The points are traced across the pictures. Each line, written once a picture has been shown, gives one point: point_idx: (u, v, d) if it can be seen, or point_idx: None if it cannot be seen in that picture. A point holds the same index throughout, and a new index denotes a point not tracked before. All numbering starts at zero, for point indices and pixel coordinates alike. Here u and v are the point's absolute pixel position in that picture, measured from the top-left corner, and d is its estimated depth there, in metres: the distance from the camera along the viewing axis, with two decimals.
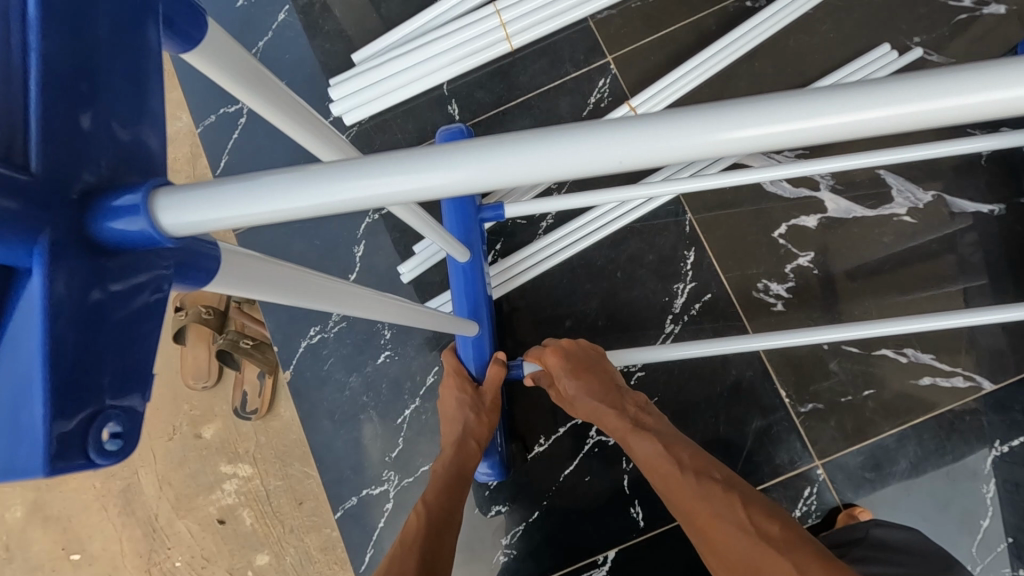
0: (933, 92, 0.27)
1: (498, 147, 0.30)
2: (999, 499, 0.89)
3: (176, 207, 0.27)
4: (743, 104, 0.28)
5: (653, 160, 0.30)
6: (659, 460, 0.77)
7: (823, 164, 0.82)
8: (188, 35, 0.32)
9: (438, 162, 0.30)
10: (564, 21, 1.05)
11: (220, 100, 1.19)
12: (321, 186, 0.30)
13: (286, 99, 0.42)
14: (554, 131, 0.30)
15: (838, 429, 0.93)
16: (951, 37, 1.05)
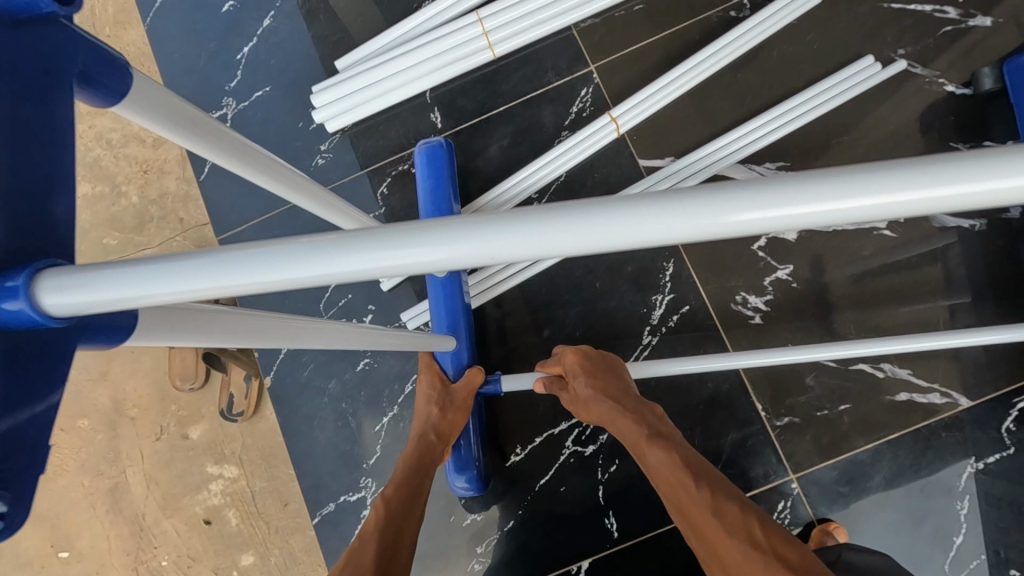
0: (908, 187, 0.32)
1: (485, 228, 0.35)
2: (972, 516, 0.90)
3: (61, 289, 0.31)
4: (733, 192, 0.34)
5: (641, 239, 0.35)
6: (670, 472, 0.72)
7: None
8: (111, 87, 0.39)
9: (421, 244, 0.35)
10: (546, 30, 1.05)
11: (203, 104, 1.15)
12: (328, 259, 0.36)
13: (219, 136, 0.48)
14: (549, 212, 0.35)
15: (813, 443, 0.93)
16: (936, 50, 1.04)
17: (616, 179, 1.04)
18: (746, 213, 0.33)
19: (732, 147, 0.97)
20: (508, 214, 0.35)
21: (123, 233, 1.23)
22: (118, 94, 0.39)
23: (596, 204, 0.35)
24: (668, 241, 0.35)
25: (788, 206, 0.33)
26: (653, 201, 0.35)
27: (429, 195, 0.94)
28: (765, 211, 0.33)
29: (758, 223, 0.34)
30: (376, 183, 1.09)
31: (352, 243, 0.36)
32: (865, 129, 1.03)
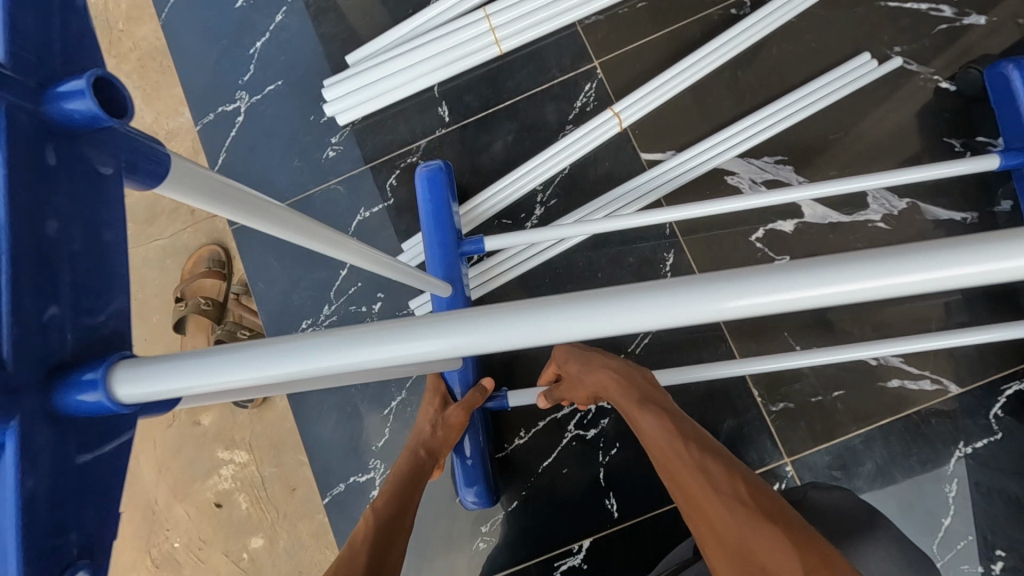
0: (889, 272, 0.37)
1: (506, 318, 0.40)
2: (961, 499, 0.93)
3: (131, 379, 0.35)
4: (750, 277, 0.38)
5: (662, 320, 0.39)
6: (659, 436, 0.74)
7: (792, 194, 0.85)
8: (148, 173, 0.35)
9: (425, 340, 0.40)
10: (552, 26, 1.07)
11: (217, 98, 1.18)
12: (368, 342, 0.39)
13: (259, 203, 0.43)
14: (572, 303, 0.40)
15: (806, 429, 0.96)
16: (932, 48, 1.07)
17: (618, 173, 1.07)
18: (741, 300, 0.38)
19: (733, 140, 1.00)
20: (543, 304, 0.40)
21: (135, 225, 1.39)
22: (162, 178, 0.36)
23: (580, 298, 0.40)
24: (659, 325, 0.39)
25: (781, 293, 0.38)
26: (651, 293, 0.39)
27: (431, 218, 0.95)
28: (761, 296, 0.38)
29: (753, 306, 0.38)
30: (385, 175, 1.12)
31: (363, 337, 0.40)
32: (862, 124, 1.05)
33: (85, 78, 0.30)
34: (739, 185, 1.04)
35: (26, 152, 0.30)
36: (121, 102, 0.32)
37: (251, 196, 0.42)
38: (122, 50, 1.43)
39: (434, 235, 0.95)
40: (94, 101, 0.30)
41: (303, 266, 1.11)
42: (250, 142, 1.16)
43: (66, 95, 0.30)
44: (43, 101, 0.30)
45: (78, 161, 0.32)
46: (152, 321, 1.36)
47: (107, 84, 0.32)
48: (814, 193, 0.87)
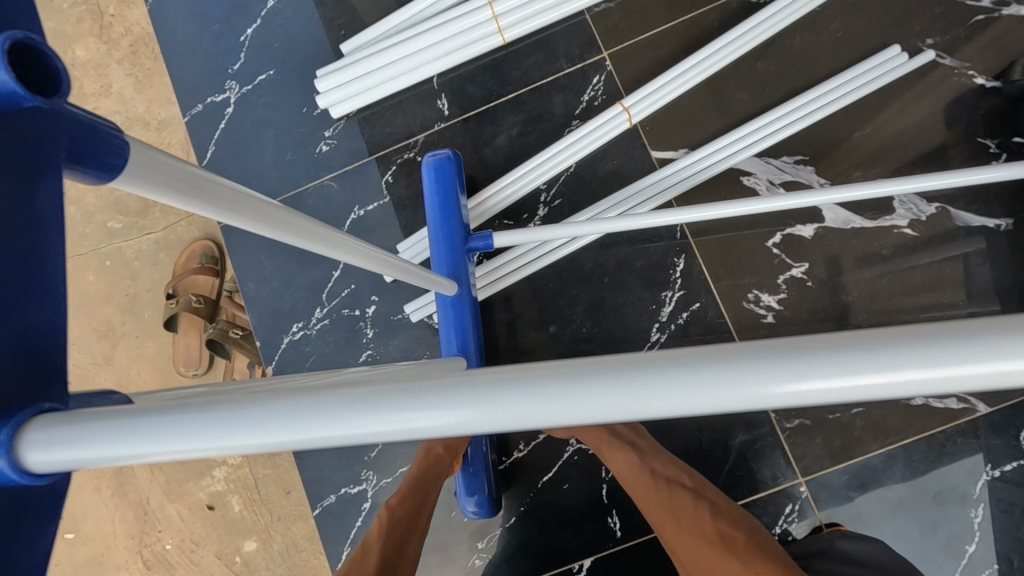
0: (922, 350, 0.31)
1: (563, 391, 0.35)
2: (987, 525, 0.87)
3: (47, 446, 0.29)
4: (810, 357, 0.33)
5: (714, 399, 0.34)
6: (630, 473, 0.79)
7: (821, 195, 0.78)
8: (105, 162, 0.29)
9: (449, 411, 0.35)
10: (559, 14, 1.01)
11: (207, 88, 1.13)
12: (410, 407, 0.35)
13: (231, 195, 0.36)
14: (626, 368, 0.35)
15: (824, 446, 0.91)
16: (967, 40, 1.00)
17: (627, 171, 1.01)
18: (779, 386, 0.33)
19: (752, 138, 0.93)
20: (592, 368, 0.35)
21: (128, 216, 1.33)
22: (119, 169, 0.29)
23: (591, 374, 0.35)
24: (693, 408, 0.34)
25: (819, 378, 0.32)
26: (681, 361, 0.34)
27: (438, 211, 0.89)
28: (785, 384, 0.33)
29: (795, 393, 0.33)
30: (381, 171, 1.06)
31: (386, 401, 0.35)
32: (889, 122, 0.98)
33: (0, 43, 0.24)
34: (756, 186, 0.98)
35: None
36: (54, 75, 0.27)
37: (235, 188, 0.37)
38: (112, 36, 1.37)
39: (440, 232, 0.88)
40: (12, 76, 0.24)
41: (295, 265, 1.06)
42: (241, 135, 1.10)
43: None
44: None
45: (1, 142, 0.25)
46: (144, 317, 1.31)
47: (35, 50, 0.26)
48: (839, 196, 0.81)
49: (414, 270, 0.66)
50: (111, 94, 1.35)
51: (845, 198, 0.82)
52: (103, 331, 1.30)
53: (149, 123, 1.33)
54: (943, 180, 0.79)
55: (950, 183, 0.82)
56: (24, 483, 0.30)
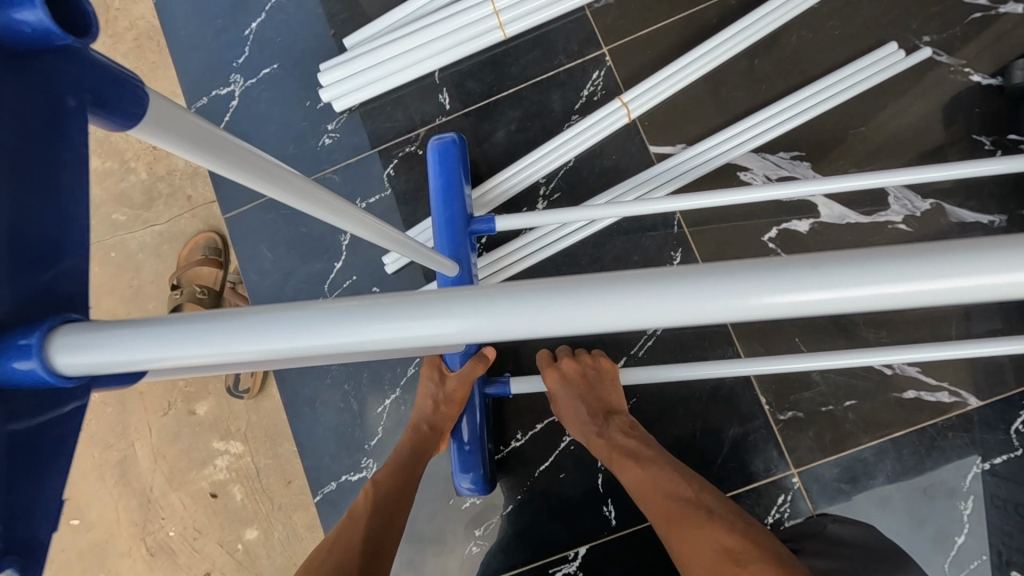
0: (884, 278, 0.33)
1: (567, 289, 0.36)
2: (976, 517, 0.89)
3: (76, 349, 0.31)
4: (799, 266, 0.34)
5: (706, 304, 0.35)
6: (645, 479, 0.77)
7: (823, 184, 0.79)
8: (124, 112, 0.29)
9: (441, 318, 0.36)
10: (559, 10, 1.02)
11: (211, 81, 1.14)
12: (401, 312, 0.36)
13: (251, 158, 0.36)
14: (627, 280, 0.35)
15: (816, 439, 0.92)
16: (963, 38, 1.00)
17: (626, 166, 1.02)
18: (773, 295, 0.34)
19: (753, 133, 0.94)
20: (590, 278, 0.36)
21: (132, 208, 1.35)
22: (138, 117, 0.30)
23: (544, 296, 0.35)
24: (677, 319, 0.35)
25: (809, 290, 0.33)
26: (667, 274, 0.35)
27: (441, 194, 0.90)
28: (774, 294, 0.34)
29: (785, 304, 0.34)
30: (382, 164, 1.08)
31: (389, 310, 0.36)
32: (885, 119, 0.99)
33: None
34: (753, 181, 0.99)
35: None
36: (83, 21, 0.27)
37: (244, 147, 0.36)
38: (117, 29, 1.39)
39: (442, 211, 0.89)
40: (47, 14, 0.24)
41: (296, 258, 1.07)
42: (244, 127, 1.12)
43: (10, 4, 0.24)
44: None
45: (20, 88, 0.27)
46: (147, 308, 1.32)
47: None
48: (836, 186, 0.81)
49: (417, 247, 0.66)
50: None
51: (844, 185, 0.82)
52: (108, 321, 1.32)
53: None
54: (930, 172, 0.78)
55: (950, 175, 0.82)
56: (56, 382, 0.31)
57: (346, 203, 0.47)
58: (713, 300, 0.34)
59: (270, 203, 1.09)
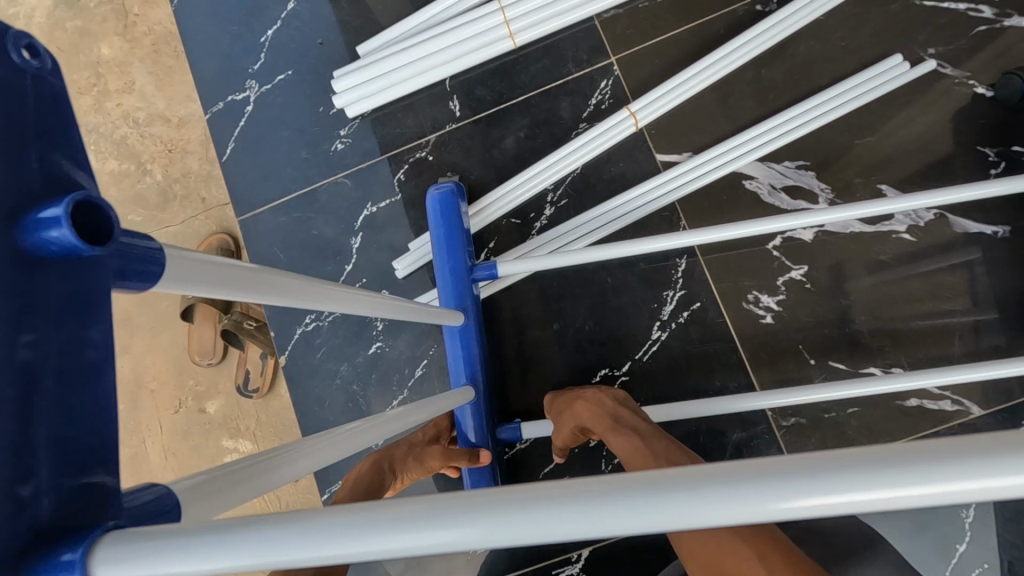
0: (995, 474, 0.28)
1: (625, 493, 0.31)
2: (977, 525, 0.89)
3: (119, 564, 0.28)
4: (900, 466, 0.28)
5: (786, 512, 0.29)
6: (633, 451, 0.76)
7: (817, 216, 0.81)
8: (146, 274, 0.34)
9: (469, 529, 0.31)
10: (569, 19, 1.04)
11: (228, 86, 1.17)
12: (432, 527, 0.31)
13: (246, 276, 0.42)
14: (704, 484, 0.30)
15: (818, 445, 0.93)
16: (968, 50, 1.01)
17: (632, 173, 1.04)
18: (856, 494, 0.29)
19: (759, 142, 0.96)
20: (663, 486, 0.30)
21: (147, 209, 1.38)
22: (157, 276, 0.34)
23: (545, 500, 0.31)
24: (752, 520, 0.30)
25: (905, 487, 0.28)
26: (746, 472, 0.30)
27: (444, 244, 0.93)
28: (866, 492, 0.28)
29: (868, 501, 0.29)
30: (393, 169, 1.10)
31: (420, 521, 0.31)
32: (891, 130, 1.00)
33: (64, 204, 0.27)
34: (759, 190, 1.00)
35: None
36: (101, 222, 0.29)
37: (242, 265, 0.43)
38: (136, 34, 1.42)
39: (446, 261, 0.93)
40: (72, 228, 0.27)
41: (308, 260, 1.10)
42: (259, 132, 1.14)
43: (44, 223, 0.27)
44: (18, 231, 0.27)
45: (62, 287, 0.29)
46: (161, 307, 1.35)
47: (88, 204, 0.29)
48: (836, 216, 0.83)
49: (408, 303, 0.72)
50: (134, 90, 1.41)
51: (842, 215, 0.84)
52: (122, 319, 1.35)
53: (170, 119, 1.39)
54: (925, 199, 0.81)
55: (952, 200, 0.83)
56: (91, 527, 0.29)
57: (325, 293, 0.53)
58: (791, 501, 0.29)
59: (282, 206, 1.12)
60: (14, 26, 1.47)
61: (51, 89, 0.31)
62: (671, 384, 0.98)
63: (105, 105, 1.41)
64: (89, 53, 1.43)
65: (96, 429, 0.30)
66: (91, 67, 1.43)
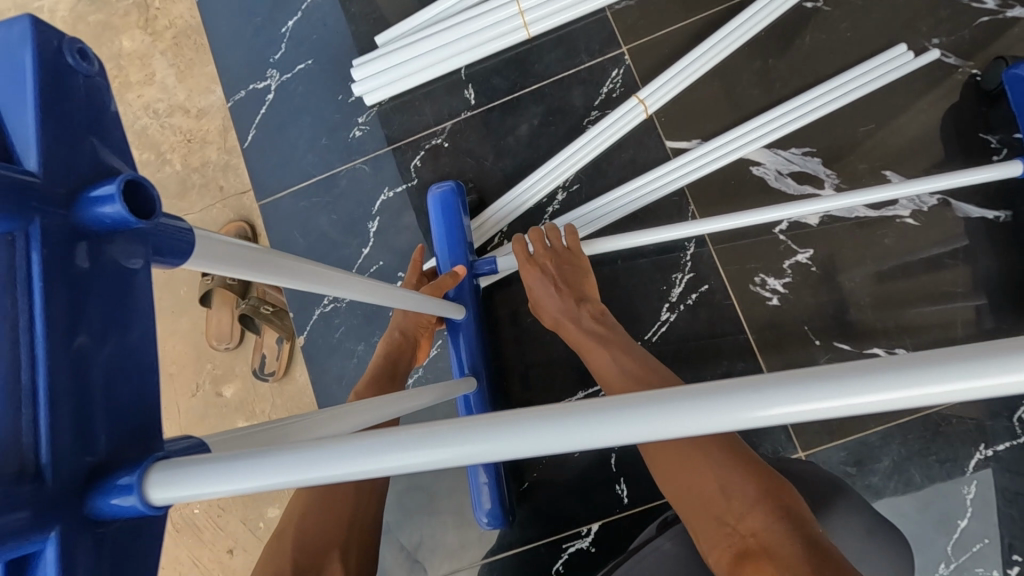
0: (962, 372, 0.33)
1: (648, 410, 0.35)
2: (979, 502, 0.91)
3: (166, 485, 0.31)
4: (882, 371, 0.34)
5: (791, 415, 0.34)
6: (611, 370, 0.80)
7: (821, 205, 0.85)
8: (177, 248, 0.36)
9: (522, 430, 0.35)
10: (582, 10, 1.08)
11: (249, 76, 1.21)
12: (486, 434, 0.35)
13: (264, 256, 0.45)
14: (714, 391, 0.35)
15: (823, 424, 0.95)
16: (971, 41, 1.04)
17: (642, 160, 1.07)
18: (852, 395, 0.33)
19: (768, 128, 0.98)
20: (679, 394, 0.35)
21: (167, 198, 1.41)
22: (188, 251, 0.37)
23: (547, 414, 0.35)
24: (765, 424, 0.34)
25: (889, 386, 0.33)
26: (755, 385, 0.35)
27: (444, 242, 0.96)
28: (858, 393, 0.33)
29: (860, 405, 0.34)
30: (409, 155, 1.13)
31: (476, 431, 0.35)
32: (894, 118, 1.03)
33: (117, 183, 0.30)
34: (766, 177, 1.03)
35: (55, 254, 0.29)
36: (149, 202, 0.32)
37: (262, 249, 0.46)
38: (157, 28, 1.46)
39: (448, 261, 0.96)
40: (124, 206, 0.30)
41: (326, 244, 1.13)
42: (279, 120, 1.18)
43: (99, 200, 0.30)
44: (74, 206, 0.30)
45: (106, 259, 0.32)
46: (180, 293, 1.39)
47: (137, 186, 0.32)
48: (842, 205, 0.86)
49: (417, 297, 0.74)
50: (155, 82, 1.45)
51: (846, 205, 0.87)
52: None
53: (190, 110, 1.43)
54: (925, 184, 0.83)
55: (950, 186, 0.86)
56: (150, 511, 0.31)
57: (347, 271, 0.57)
58: (792, 407, 0.34)
59: (302, 191, 1.15)
60: (39, 20, 1.51)
61: (99, 89, 0.34)
62: (680, 364, 1.01)
63: (127, 96, 1.45)
64: (111, 46, 1.47)
65: (145, 400, 0.33)
66: (113, 59, 1.47)
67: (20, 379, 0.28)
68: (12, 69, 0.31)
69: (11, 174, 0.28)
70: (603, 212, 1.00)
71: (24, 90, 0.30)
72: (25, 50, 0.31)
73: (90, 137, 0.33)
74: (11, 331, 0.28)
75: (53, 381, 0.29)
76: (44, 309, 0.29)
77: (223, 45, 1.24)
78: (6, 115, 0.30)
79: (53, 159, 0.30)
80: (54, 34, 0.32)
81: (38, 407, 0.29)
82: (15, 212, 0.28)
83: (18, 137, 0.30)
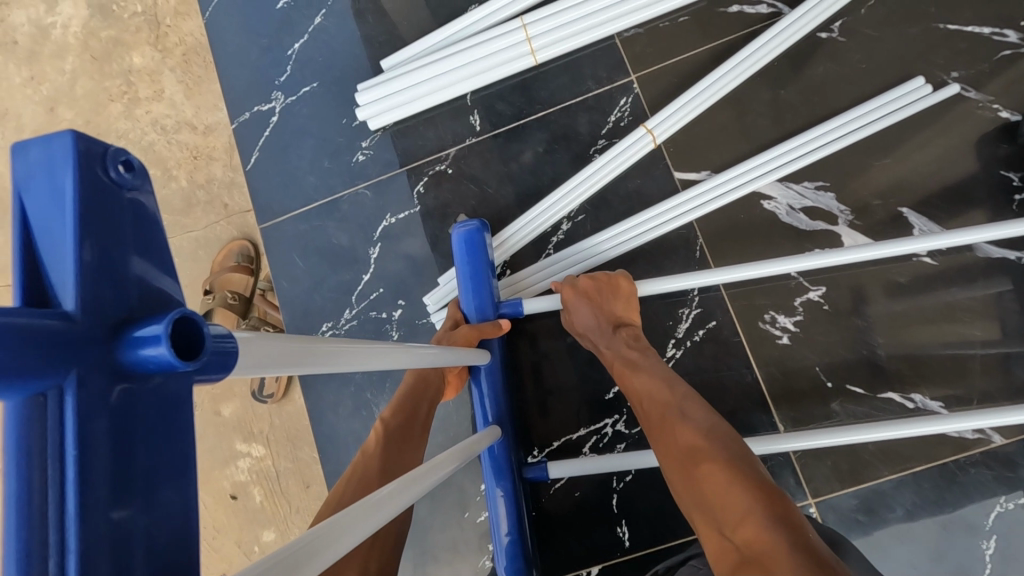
0: None
1: None
2: (997, 558, 0.87)
3: None
4: None
5: None
6: (635, 379, 0.81)
7: (846, 254, 0.82)
8: (221, 365, 0.32)
9: None
10: (589, 37, 1.06)
11: (255, 97, 1.20)
12: None
13: (305, 345, 0.41)
14: None
15: (833, 469, 0.92)
16: (992, 74, 1.01)
17: (649, 190, 1.04)
18: None
19: (782, 162, 0.95)
20: None
21: (171, 215, 1.40)
22: (235, 364, 0.33)
23: None
24: None
25: None
26: None
27: (470, 281, 0.93)
28: None
29: None
30: (411, 181, 1.12)
31: None
32: (912, 154, 1.00)
33: (164, 321, 0.27)
34: (777, 211, 1.00)
35: (93, 403, 0.26)
36: (195, 332, 0.29)
37: (300, 338, 0.41)
38: (167, 44, 1.46)
39: (472, 299, 0.93)
40: (169, 345, 0.27)
41: (326, 269, 1.11)
42: (282, 142, 1.17)
43: (145, 338, 0.27)
44: (117, 345, 0.27)
45: (147, 396, 0.29)
46: None
47: (189, 320, 0.29)
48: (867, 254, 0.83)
49: (440, 356, 0.71)
50: (163, 98, 1.45)
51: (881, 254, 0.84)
52: None
53: (197, 127, 1.43)
54: (941, 240, 0.81)
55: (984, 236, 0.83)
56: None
57: (376, 345, 0.53)
58: None
59: (305, 215, 1.13)
60: (51, 34, 1.52)
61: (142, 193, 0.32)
62: None
63: (135, 112, 1.45)
64: (122, 62, 1.48)
65: (187, 543, 0.29)
66: (123, 75, 1.47)
67: (51, 541, 0.25)
68: (51, 193, 0.28)
69: (42, 320, 0.25)
70: (610, 245, 0.97)
71: (65, 216, 0.28)
72: (67, 172, 0.29)
73: (131, 265, 0.30)
74: (42, 495, 0.25)
75: (86, 543, 0.25)
76: (79, 467, 0.25)
77: (229, 65, 1.23)
78: (42, 242, 0.28)
79: (93, 297, 0.28)
80: (99, 147, 0.30)
81: (64, 573, 0.24)
82: (48, 364, 0.25)
83: (55, 275, 0.27)
